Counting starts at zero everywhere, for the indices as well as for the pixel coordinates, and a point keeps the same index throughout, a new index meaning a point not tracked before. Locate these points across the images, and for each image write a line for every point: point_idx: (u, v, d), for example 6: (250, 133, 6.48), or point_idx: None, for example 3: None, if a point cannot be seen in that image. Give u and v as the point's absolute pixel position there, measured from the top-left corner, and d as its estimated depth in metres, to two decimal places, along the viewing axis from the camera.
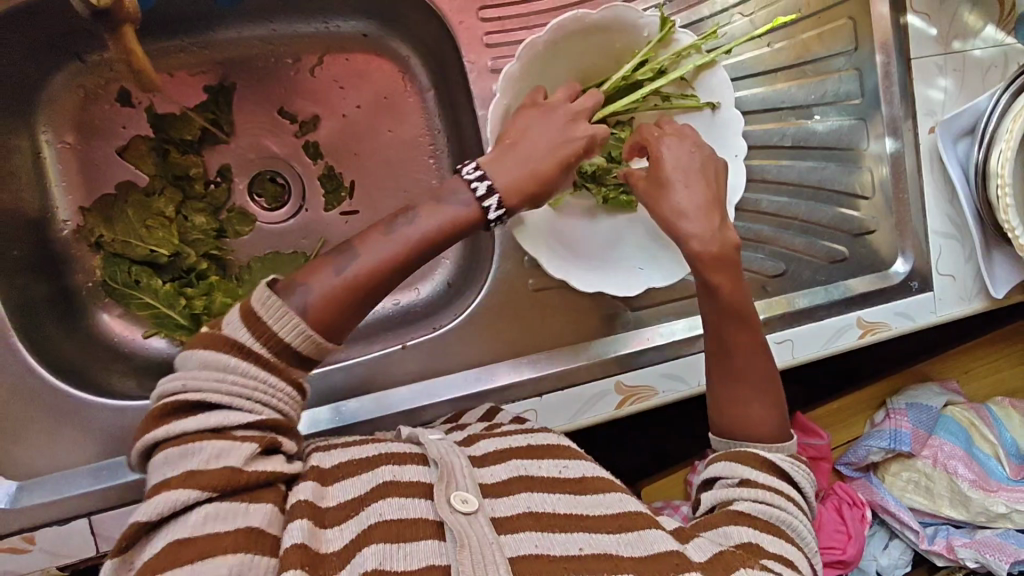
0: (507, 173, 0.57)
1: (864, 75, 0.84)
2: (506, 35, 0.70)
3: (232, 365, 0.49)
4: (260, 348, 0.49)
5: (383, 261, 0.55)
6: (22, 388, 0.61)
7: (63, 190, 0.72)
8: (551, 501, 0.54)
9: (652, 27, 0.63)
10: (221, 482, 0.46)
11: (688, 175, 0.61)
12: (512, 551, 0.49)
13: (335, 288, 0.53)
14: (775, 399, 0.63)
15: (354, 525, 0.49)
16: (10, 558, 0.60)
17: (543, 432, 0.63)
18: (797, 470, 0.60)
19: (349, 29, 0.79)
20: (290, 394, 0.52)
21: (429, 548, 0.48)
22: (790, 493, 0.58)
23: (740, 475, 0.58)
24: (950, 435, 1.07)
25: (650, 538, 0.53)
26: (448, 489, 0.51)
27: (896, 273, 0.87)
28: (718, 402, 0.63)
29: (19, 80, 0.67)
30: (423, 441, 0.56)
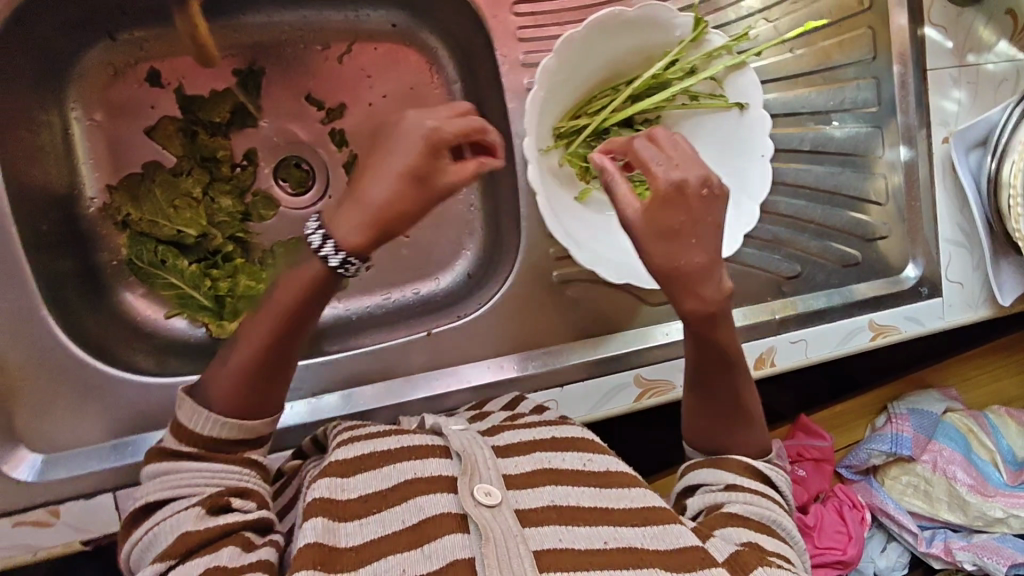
0: (344, 221, 0.55)
1: (882, 84, 0.86)
2: (539, 31, 0.71)
3: (174, 464, 0.54)
4: (189, 447, 0.55)
5: (266, 338, 0.58)
6: (50, 363, 0.61)
7: (91, 168, 0.72)
8: (575, 494, 0.55)
9: (686, 27, 0.65)
10: (180, 546, 0.50)
11: (680, 218, 0.52)
12: (537, 543, 0.50)
13: (231, 374, 0.57)
14: (745, 418, 0.64)
15: (374, 522, 0.52)
16: (34, 531, 0.61)
17: (568, 426, 0.64)
18: (777, 475, 0.63)
19: (378, 19, 0.80)
20: (230, 469, 0.55)
21: (451, 543, 0.50)
22: (773, 495, 0.61)
23: (724, 480, 0.61)
24: (952, 441, 1.09)
25: (675, 532, 0.53)
26: (472, 483, 0.53)
27: (907, 278, 0.89)
28: (693, 429, 0.66)
29: (51, 57, 0.67)
30: (447, 433, 0.58)
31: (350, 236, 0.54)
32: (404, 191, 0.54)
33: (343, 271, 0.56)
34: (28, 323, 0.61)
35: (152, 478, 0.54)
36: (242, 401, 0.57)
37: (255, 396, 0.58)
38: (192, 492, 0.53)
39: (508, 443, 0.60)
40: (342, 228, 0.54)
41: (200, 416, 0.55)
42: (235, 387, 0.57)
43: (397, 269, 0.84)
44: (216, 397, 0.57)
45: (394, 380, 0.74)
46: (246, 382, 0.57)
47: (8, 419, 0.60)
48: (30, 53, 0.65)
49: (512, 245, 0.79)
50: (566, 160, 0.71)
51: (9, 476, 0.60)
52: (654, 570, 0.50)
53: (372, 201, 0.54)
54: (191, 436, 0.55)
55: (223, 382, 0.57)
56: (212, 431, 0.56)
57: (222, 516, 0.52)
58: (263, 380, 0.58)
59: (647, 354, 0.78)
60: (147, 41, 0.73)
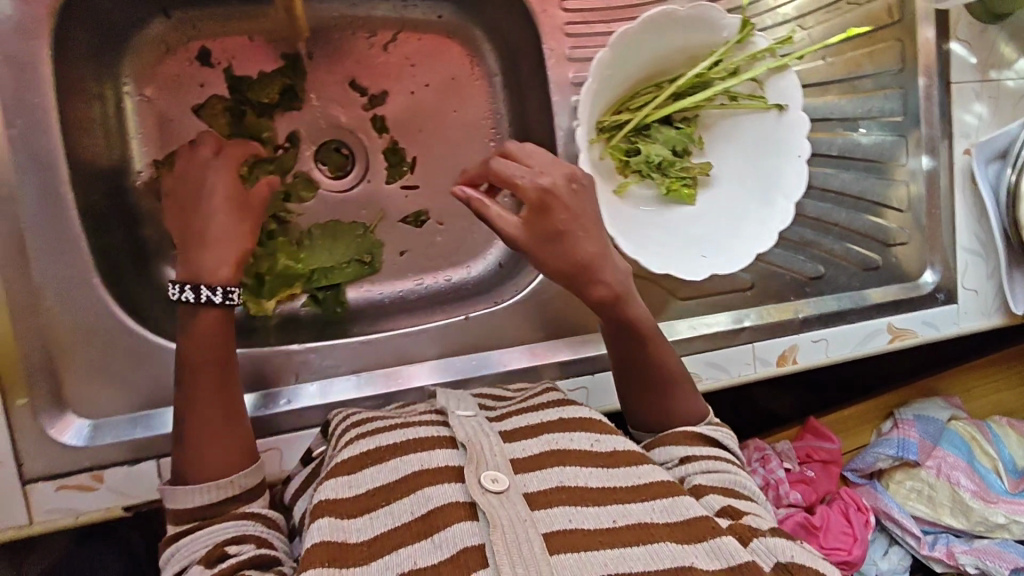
0: (216, 261, 0.61)
1: (908, 94, 0.88)
2: (586, 27, 0.73)
3: (176, 543, 0.55)
4: (186, 523, 0.56)
5: (207, 395, 0.59)
6: (100, 331, 0.62)
7: (140, 143, 0.73)
8: (584, 475, 0.54)
9: (733, 28, 0.69)
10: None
11: (557, 219, 0.59)
12: (546, 525, 0.49)
13: (193, 447, 0.58)
14: (680, 383, 0.67)
15: (384, 515, 0.52)
16: (77, 496, 0.61)
17: (575, 406, 0.64)
18: (722, 434, 0.65)
19: (424, 9, 0.81)
20: (229, 521, 0.55)
21: (461, 530, 0.48)
22: (726, 456, 0.62)
23: (678, 454, 0.62)
24: (956, 448, 1.09)
25: (684, 504, 0.53)
26: (478, 471, 0.52)
27: (925, 283, 0.91)
28: (645, 413, 0.68)
29: (108, 31, 0.68)
30: (452, 421, 0.58)
31: (219, 268, 0.61)
32: (232, 215, 0.63)
33: (230, 303, 0.61)
34: (78, 290, 0.61)
35: (164, 565, 0.55)
36: (210, 459, 0.58)
37: (218, 448, 0.58)
38: (193, 559, 0.53)
39: (516, 428, 0.59)
40: (209, 261, 0.60)
41: (184, 495, 0.56)
42: (194, 448, 0.58)
43: (432, 255, 0.85)
44: (186, 471, 0.58)
45: (430, 362, 0.76)
46: (200, 438, 0.58)
47: (56, 384, 0.61)
48: (90, 25, 0.66)
49: None
50: (607, 151, 0.72)
51: (57, 440, 0.60)
52: (666, 545, 0.49)
53: (216, 234, 0.62)
54: (185, 515, 0.56)
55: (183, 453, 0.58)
56: (204, 500, 0.56)
57: (218, 567, 0.51)
58: (216, 429, 0.59)
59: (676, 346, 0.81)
60: (200, 20, 0.74)
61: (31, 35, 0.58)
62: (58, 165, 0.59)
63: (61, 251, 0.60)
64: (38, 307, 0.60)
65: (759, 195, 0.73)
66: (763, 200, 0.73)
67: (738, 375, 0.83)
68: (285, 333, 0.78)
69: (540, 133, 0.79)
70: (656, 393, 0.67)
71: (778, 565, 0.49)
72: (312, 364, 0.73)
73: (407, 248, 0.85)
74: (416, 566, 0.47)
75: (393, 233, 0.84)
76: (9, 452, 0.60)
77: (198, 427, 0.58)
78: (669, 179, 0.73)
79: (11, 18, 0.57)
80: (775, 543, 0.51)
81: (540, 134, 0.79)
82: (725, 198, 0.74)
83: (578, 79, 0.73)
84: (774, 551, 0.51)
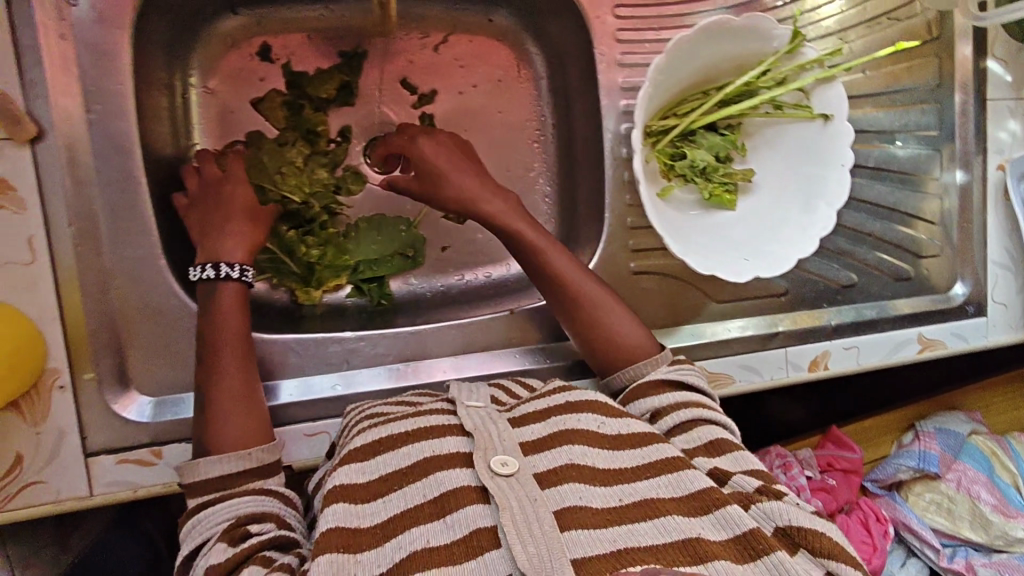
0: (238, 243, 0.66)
1: (943, 109, 0.89)
2: (637, 34, 0.77)
3: (199, 514, 0.55)
4: (210, 494, 0.56)
5: (227, 368, 0.61)
6: (165, 311, 0.64)
7: (203, 133, 0.76)
8: (590, 455, 0.55)
9: (784, 39, 0.71)
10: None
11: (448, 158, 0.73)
12: (556, 503, 0.50)
13: (215, 419, 0.59)
14: (627, 312, 0.72)
15: (397, 498, 0.53)
16: (136, 470, 0.64)
17: (581, 389, 0.64)
18: (684, 374, 0.67)
19: (475, 12, 0.83)
20: (247, 498, 0.56)
21: (472, 513, 0.50)
22: (693, 398, 0.64)
23: (650, 407, 0.64)
24: (976, 461, 1.08)
25: (689, 478, 0.53)
26: (488, 456, 0.53)
27: (955, 295, 0.93)
28: (609, 356, 0.71)
29: (179, 25, 0.71)
30: (461, 411, 0.59)
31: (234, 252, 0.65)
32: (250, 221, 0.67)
33: (246, 279, 0.65)
34: (145, 271, 0.63)
35: (184, 538, 0.55)
36: (229, 428, 0.59)
37: (237, 417, 0.60)
38: (215, 532, 0.54)
39: (524, 415, 0.60)
40: (226, 245, 0.65)
41: (205, 464, 0.57)
42: (214, 417, 0.59)
43: (473, 251, 0.87)
44: (207, 439, 0.59)
45: (476, 354, 0.77)
46: (219, 406, 0.60)
47: (121, 362, 0.63)
48: (164, 18, 0.68)
49: (591, 236, 0.82)
50: (653, 154, 0.75)
51: (120, 415, 0.63)
52: (674, 517, 0.50)
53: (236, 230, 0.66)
54: (205, 487, 0.57)
55: (203, 422, 0.60)
56: (227, 469, 0.57)
57: (242, 545, 0.52)
58: (235, 398, 0.60)
59: (709, 348, 0.82)
60: (263, 17, 0.77)
61: (113, 24, 0.60)
62: (133, 150, 0.62)
63: (133, 233, 0.63)
64: (108, 287, 0.62)
65: (800, 202, 0.75)
66: (804, 207, 0.75)
67: (771, 378, 0.84)
68: (330, 322, 0.80)
69: (586, 135, 0.81)
70: (610, 330, 0.70)
71: (777, 531, 0.50)
72: (361, 353, 0.74)
73: (450, 244, 0.86)
74: (429, 545, 0.48)
75: (436, 230, 0.86)
76: (75, 425, 0.62)
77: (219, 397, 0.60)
78: (712, 185, 0.75)
79: (94, 7, 0.59)
80: (773, 508, 0.50)
81: (586, 136, 0.81)
82: (766, 204, 0.76)
83: (626, 82, 0.77)
84: (772, 517, 0.50)
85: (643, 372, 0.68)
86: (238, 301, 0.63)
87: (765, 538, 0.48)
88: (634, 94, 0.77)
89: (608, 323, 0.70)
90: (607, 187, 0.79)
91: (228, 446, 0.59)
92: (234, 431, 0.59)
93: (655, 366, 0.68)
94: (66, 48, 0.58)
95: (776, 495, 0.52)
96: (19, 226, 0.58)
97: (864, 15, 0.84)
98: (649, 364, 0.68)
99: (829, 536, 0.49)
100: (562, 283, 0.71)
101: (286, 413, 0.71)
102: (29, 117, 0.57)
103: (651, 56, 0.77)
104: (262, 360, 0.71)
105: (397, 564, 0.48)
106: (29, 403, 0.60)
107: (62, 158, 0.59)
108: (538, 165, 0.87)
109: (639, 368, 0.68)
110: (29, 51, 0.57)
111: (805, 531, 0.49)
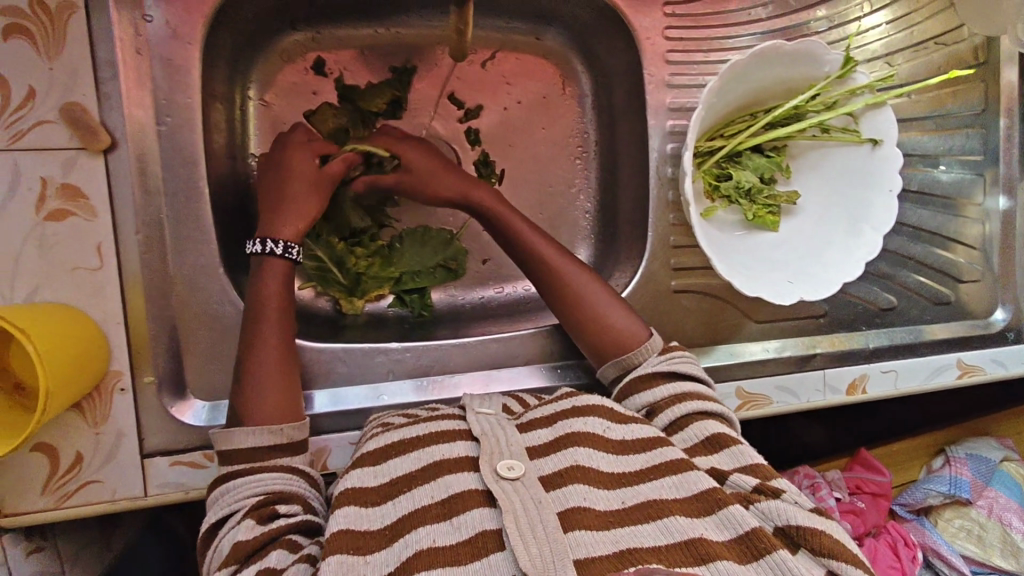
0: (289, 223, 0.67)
1: (988, 133, 0.87)
2: (686, 55, 0.78)
3: (228, 483, 0.57)
4: (241, 463, 0.58)
5: (262, 343, 0.63)
6: (221, 318, 0.66)
7: (258, 144, 0.78)
8: (596, 457, 0.55)
9: (835, 64, 0.73)
10: (234, 556, 0.52)
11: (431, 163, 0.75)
12: (560, 504, 0.50)
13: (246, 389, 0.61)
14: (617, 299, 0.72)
15: (405, 499, 0.53)
16: (187, 472, 0.65)
17: (589, 394, 0.63)
18: (676, 362, 0.66)
19: (523, 30, 0.84)
20: (277, 476, 0.57)
21: (478, 515, 0.50)
22: (687, 387, 0.63)
23: (647, 400, 0.64)
24: (1008, 489, 1.04)
25: (692, 479, 0.52)
26: (494, 461, 0.54)
27: (996, 321, 0.90)
28: (597, 342, 0.70)
29: (242, 41, 0.73)
30: (471, 417, 0.60)
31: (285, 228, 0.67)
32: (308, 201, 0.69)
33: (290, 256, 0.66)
34: (202, 279, 0.66)
35: (211, 502, 0.57)
36: (265, 402, 0.61)
37: (273, 392, 0.62)
38: (243, 504, 0.56)
39: (532, 420, 0.60)
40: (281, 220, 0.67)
41: (240, 434, 0.58)
42: (253, 389, 0.61)
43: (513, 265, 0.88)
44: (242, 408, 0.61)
45: (519, 367, 0.78)
46: (260, 380, 0.62)
47: (179, 365, 0.66)
48: (229, 34, 0.71)
49: (632, 253, 0.82)
50: (699, 174, 0.76)
51: (177, 419, 0.65)
52: (677, 517, 0.49)
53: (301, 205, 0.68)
54: (234, 455, 0.58)
55: (239, 393, 0.61)
56: (257, 442, 0.59)
57: (272, 525, 0.54)
58: (273, 375, 0.62)
59: (745, 368, 0.81)
60: (319, 33, 0.78)
61: (184, 40, 0.64)
62: (197, 161, 0.65)
63: (193, 241, 0.65)
64: (170, 293, 0.65)
65: (845, 225, 0.76)
66: (849, 229, 0.75)
67: (808, 401, 0.82)
68: (371, 332, 0.81)
69: (630, 154, 0.82)
70: (597, 313, 0.70)
71: (778, 530, 0.49)
72: (405, 363, 0.75)
73: (490, 256, 0.87)
74: (435, 544, 0.48)
75: (477, 242, 0.87)
76: (134, 426, 0.64)
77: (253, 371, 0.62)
78: (756, 206, 0.76)
79: (167, 23, 0.63)
80: (770, 507, 0.50)
81: (630, 154, 0.82)
82: (810, 225, 0.77)
83: (673, 103, 0.78)
84: (770, 517, 0.50)
85: (638, 361, 0.68)
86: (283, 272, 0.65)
87: (766, 537, 0.47)
88: (680, 114, 0.79)
89: (598, 310, 0.70)
90: (650, 206, 0.79)
91: (262, 419, 0.60)
92: (268, 405, 0.61)
93: (649, 354, 0.68)
94: (140, 62, 0.62)
95: (774, 494, 0.51)
96: (90, 232, 0.61)
97: (911, 39, 0.84)
98: (642, 352, 0.67)
99: (829, 533, 0.48)
100: (548, 267, 0.72)
101: (331, 421, 0.72)
102: (103, 128, 0.61)
103: (698, 77, 0.79)
104: (308, 367, 0.73)
105: (404, 562, 0.48)
106: (91, 405, 0.63)
107: (132, 167, 0.62)
108: (579, 181, 0.88)
109: (633, 356, 0.68)
110: (106, 65, 0.61)
111: (805, 531, 0.48)
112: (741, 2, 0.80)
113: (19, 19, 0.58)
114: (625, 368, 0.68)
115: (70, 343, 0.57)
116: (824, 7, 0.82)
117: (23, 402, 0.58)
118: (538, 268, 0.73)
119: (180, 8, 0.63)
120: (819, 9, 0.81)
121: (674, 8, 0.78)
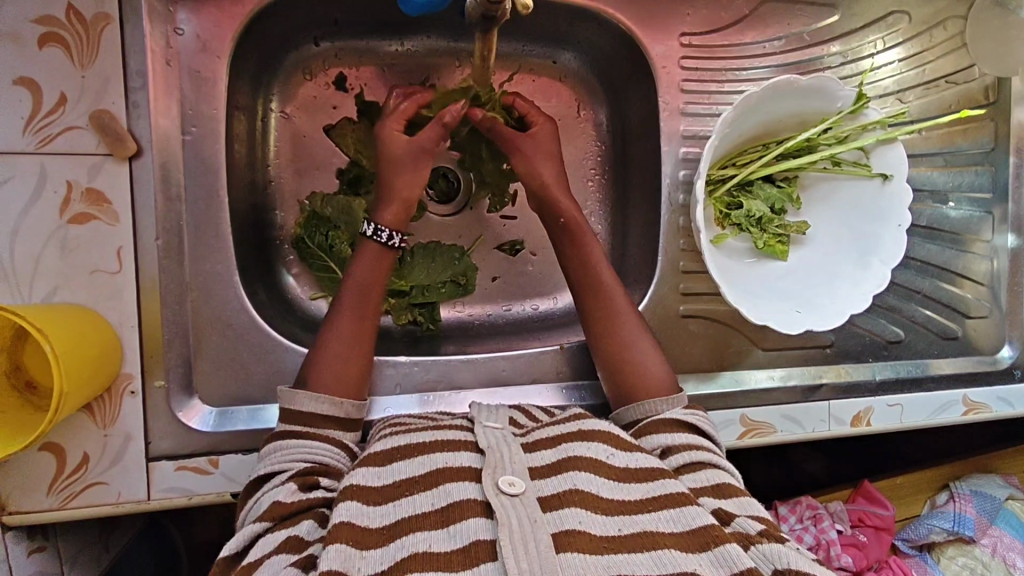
0: (390, 215, 0.70)
1: (998, 172, 0.87)
2: (700, 85, 0.80)
3: (282, 440, 0.60)
4: (298, 425, 0.61)
5: (369, 297, 0.67)
6: (233, 325, 0.68)
7: (276, 155, 0.79)
8: (596, 483, 0.54)
9: (848, 100, 0.75)
10: (271, 514, 0.54)
11: (545, 147, 0.75)
12: (556, 525, 0.50)
13: (321, 365, 0.64)
14: (645, 327, 0.72)
15: (405, 504, 0.53)
16: (192, 478, 0.66)
17: (593, 418, 0.63)
18: (693, 416, 0.65)
19: (541, 54, 0.86)
20: (331, 450, 0.61)
21: (474, 525, 0.50)
22: (701, 442, 0.62)
23: (661, 442, 0.62)
24: (1012, 528, 1.02)
25: (691, 513, 0.52)
26: (496, 474, 0.54)
27: (1002, 358, 0.88)
28: (614, 373, 0.70)
29: (265, 55, 0.75)
30: (477, 429, 0.60)
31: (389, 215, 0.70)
32: (408, 179, 0.70)
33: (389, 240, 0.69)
34: (216, 286, 0.67)
35: (264, 457, 0.60)
36: (333, 380, 0.64)
37: (342, 369, 0.65)
38: (289, 467, 0.58)
39: (538, 439, 0.60)
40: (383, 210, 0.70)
41: (302, 397, 0.62)
42: (327, 361, 0.65)
43: (521, 282, 0.88)
44: (310, 377, 0.64)
45: (526, 384, 0.78)
46: (336, 356, 0.65)
47: (189, 370, 0.66)
48: (255, 48, 0.73)
49: (641, 277, 0.83)
50: (711, 201, 0.78)
51: (183, 423, 0.66)
52: (671, 551, 0.49)
53: (407, 192, 0.70)
54: (297, 418, 0.61)
55: (313, 362, 0.65)
56: (318, 409, 0.62)
57: (313, 493, 0.56)
58: (353, 354, 0.66)
59: (749, 397, 0.80)
60: (342, 49, 0.80)
61: (214, 53, 0.66)
62: (218, 172, 0.67)
63: (211, 249, 0.67)
64: (185, 299, 0.66)
65: (854, 258, 0.77)
66: (859, 262, 0.76)
67: (813, 430, 0.81)
68: (379, 345, 0.81)
69: (642, 178, 0.84)
70: (622, 335, 0.70)
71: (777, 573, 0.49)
72: (413, 378, 0.75)
73: (500, 274, 0.88)
74: (431, 550, 0.49)
75: (488, 259, 0.88)
76: (141, 430, 0.65)
77: (328, 346, 0.65)
78: (766, 235, 0.77)
79: (198, 37, 0.66)
80: (772, 550, 0.50)
81: (642, 178, 0.83)
82: (820, 257, 0.78)
83: (687, 131, 0.80)
84: (771, 559, 0.50)
85: (660, 410, 0.66)
86: (377, 253, 0.68)
87: None
88: (694, 142, 0.80)
89: (627, 338, 0.70)
90: (661, 231, 0.80)
91: (323, 390, 0.63)
92: (333, 379, 0.64)
93: (671, 406, 0.66)
94: (170, 74, 0.64)
95: (776, 539, 0.52)
96: (110, 236, 0.63)
97: (923, 76, 0.85)
98: (665, 402, 0.66)
99: None
100: (601, 286, 0.72)
101: None
102: (130, 136, 0.62)
103: (713, 106, 0.80)
104: None
105: (398, 563, 0.48)
106: (100, 407, 0.64)
107: (156, 174, 0.64)
108: (590, 203, 0.89)
109: (653, 403, 0.66)
110: (136, 75, 0.63)
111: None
112: (756, 35, 0.81)
113: (56, 28, 0.61)
114: (644, 415, 0.66)
115: (86, 345, 0.58)
116: (837, 43, 0.83)
117: (35, 400, 0.59)
118: (586, 279, 0.73)
119: (211, 22, 0.66)
120: (833, 45, 0.83)
121: (690, 38, 0.79)
